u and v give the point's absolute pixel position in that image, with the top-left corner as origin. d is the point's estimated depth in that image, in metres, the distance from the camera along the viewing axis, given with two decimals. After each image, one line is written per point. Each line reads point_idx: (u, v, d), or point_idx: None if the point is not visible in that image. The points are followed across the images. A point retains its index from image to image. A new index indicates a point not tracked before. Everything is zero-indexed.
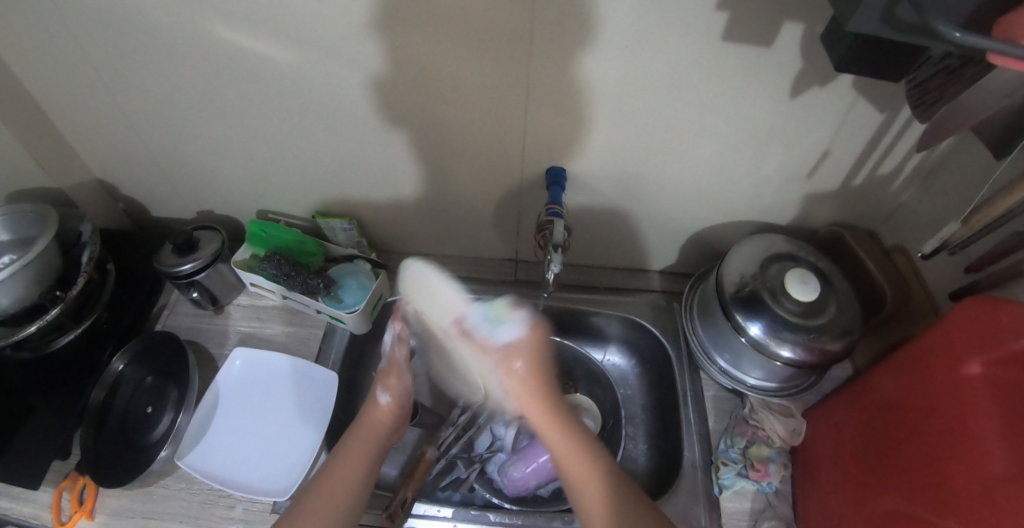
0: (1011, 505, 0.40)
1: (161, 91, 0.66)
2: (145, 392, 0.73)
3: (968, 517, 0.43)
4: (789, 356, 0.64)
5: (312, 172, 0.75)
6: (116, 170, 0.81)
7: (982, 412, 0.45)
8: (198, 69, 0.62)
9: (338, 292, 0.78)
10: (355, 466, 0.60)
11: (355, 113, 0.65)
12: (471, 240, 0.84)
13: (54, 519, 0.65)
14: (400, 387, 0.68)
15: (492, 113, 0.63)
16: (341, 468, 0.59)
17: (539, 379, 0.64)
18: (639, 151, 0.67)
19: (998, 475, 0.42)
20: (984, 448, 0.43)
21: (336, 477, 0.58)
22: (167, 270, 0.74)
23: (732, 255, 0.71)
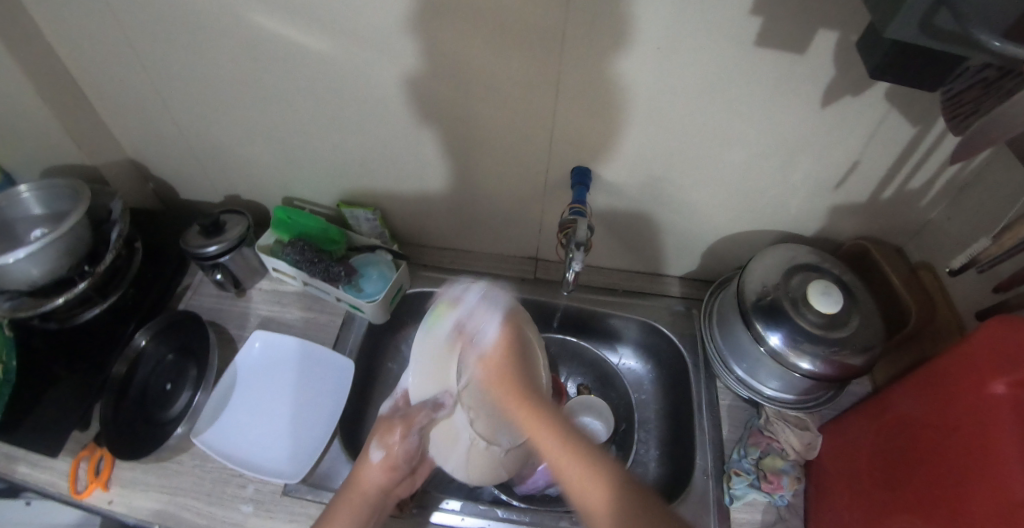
0: None
1: (196, 75, 0.67)
2: (167, 368, 0.75)
3: None
4: (808, 369, 0.63)
5: (339, 161, 0.76)
6: (148, 151, 0.83)
7: (1007, 435, 0.43)
8: (232, 53, 0.63)
9: (359, 281, 0.79)
10: (356, 508, 0.58)
11: (385, 105, 0.66)
12: (492, 236, 0.85)
13: (70, 488, 0.66)
14: (401, 445, 0.60)
15: (519, 110, 0.63)
16: (345, 500, 0.58)
17: (509, 361, 0.58)
18: (666, 154, 0.66)
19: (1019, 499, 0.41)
20: (1007, 468, 0.42)
21: (341, 505, 0.58)
22: (193, 251, 0.75)
23: (754, 264, 0.71)
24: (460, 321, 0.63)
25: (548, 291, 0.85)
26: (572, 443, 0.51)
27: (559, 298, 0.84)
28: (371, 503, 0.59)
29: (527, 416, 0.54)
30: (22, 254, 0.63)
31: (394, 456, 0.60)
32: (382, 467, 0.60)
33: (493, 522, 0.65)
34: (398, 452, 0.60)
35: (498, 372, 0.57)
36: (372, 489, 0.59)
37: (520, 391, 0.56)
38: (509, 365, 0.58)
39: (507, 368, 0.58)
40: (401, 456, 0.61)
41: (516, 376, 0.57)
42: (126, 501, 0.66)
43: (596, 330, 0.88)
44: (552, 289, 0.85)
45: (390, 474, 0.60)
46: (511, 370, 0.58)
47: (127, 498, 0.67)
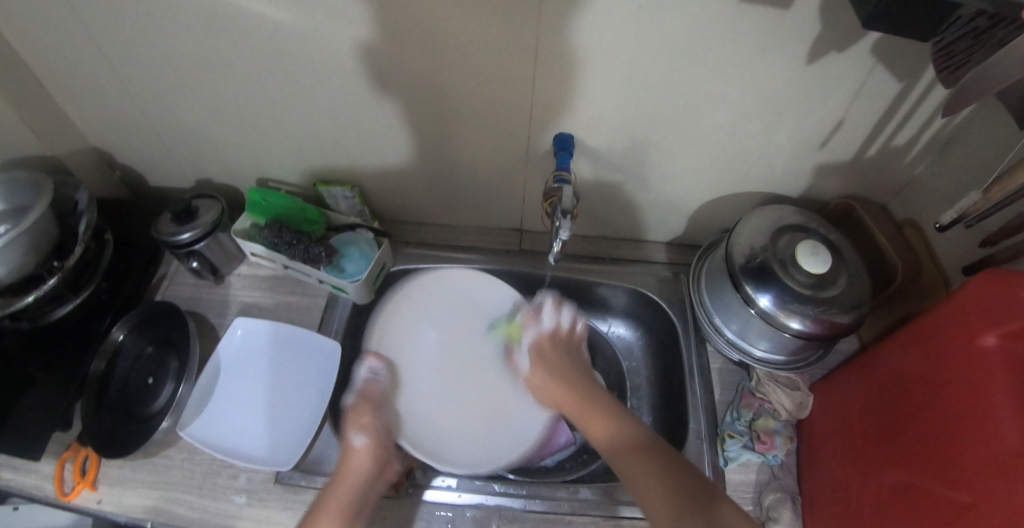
0: None
1: (154, 55, 0.63)
2: (146, 361, 0.71)
3: (980, 492, 0.42)
4: (798, 328, 0.63)
5: (311, 139, 0.73)
6: (111, 138, 0.79)
7: (995, 388, 0.44)
8: (191, 30, 0.59)
9: (340, 262, 0.74)
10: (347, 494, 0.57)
11: (358, 79, 0.63)
12: (475, 210, 0.82)
13: (56, 490, 0.64)
14: (372, 423, 0.65)
15: (499, 80, 0.61)
16: (335, 489, 0.57)
17: (561, 377, 0.68)
18: (649, 118, 0.65)
19: (1009, 450, 0.41)
20: (997, 424, 0.43)
21: (324, 504, 0.56)
22: (165, 239, 0.71)
23: (743, 226, 0.70)
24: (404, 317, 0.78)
25: (535, 263, 0.83)
26: (606, 412, 0.62)
27: (547, 270, 0.82)
28: (360, 492, 0.58)
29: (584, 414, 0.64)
30: None
31: (375, 443, 0.63)
32: (364, 451, 0.61)
33: (490, 497, 0.64)
34: (371, 447, 0.62)
35: (547, 365, 0.70)
36: (359, 477, 0.59)
37: (576, 387, 0.67)
38: (547, 374, 0.70)
39: (549, 365, 0.70)
40: (373, 452, 0.62)
41: (563, 381, 0.68)
42: (115, 500, 0.64)
43: (585, 299, 0.86)
44: (540, 261, 0.83)
45: (368, 467, 0.60)
46: (561, 378, 0.68)
47: (116, 496, 0.64)
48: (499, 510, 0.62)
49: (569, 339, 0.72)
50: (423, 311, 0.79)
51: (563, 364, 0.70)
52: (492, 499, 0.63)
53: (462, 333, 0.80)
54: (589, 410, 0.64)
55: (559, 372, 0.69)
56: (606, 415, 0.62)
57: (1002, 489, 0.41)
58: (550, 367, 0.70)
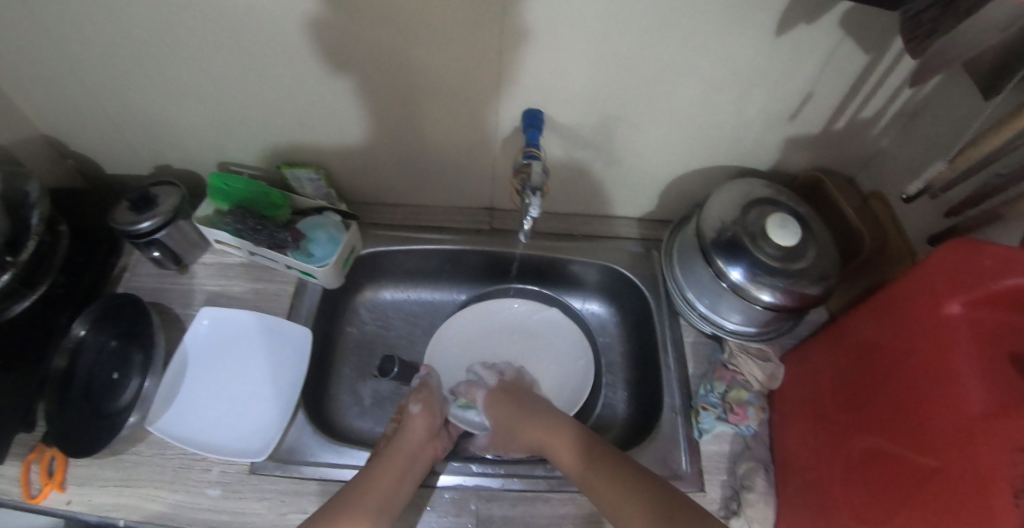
0: (995, 444, 0.40)
1: (102, 35, 0.60)
2: (109, 357, 0.67)
3: (948, 457, 0.43)
4: (769, 301, 0.64)
5: (275, 121, 0.70)
6: (59, 124, 0.74)
7: (961, 356, 0.45)
8: (141, 8, 0.56)
9: (308, 246, 0.71)
10: (400, 458, 0.60)
11: (319, 56, 0.60)
12: (446, 191, 0.80)
13: (24, 494, 0.62)
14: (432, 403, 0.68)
15: (467, 56, 0.59)
16: (393, 451, 0.61)
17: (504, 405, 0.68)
18: (621, 93, 0.64)
19: (975, 415, 0.42)
20: (964, 391, 0.44)
21: (375, 475, 0.58)
22: (123, 228, 0.66)
23: (714, 199, 0.70)
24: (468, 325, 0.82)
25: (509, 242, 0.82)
26: (553, 430, 0.63)
27: (518, 249, 0.81)
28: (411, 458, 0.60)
29: (535, 438, 0.63)
30: None
31: (427, 413, 0.66)
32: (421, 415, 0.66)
33: (468, 478, 0.63)
34: (436, 420, 0.66)
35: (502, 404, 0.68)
36: (415, 442, 0.62)
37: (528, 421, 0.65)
38: (506, 410, 0.68)
39: (505, 411, 0.67)
40: (433, 425, 0.66)
41: (511, 414, 0.67)
42: (85, 500, 0.62)
43: (560, 277, 0.86)
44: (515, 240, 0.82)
45: (424, 436, 0.64)
46: (505, 407, 0.68)
47: (86, 496, 0.62)
48: (477, 491, 0.62)
49: (502, 397, 0.70)
50: (471, 326, 0.82)
51: (518, 400, 0.68)
52: (471, 480, 0.62)
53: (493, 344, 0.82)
54: (558, 437, 0.62)
55: (525, 408, 0.67)
56: (573, 437, 0.62)
57: (971, 454, 0.42)
58: (499, 404, 0.69)
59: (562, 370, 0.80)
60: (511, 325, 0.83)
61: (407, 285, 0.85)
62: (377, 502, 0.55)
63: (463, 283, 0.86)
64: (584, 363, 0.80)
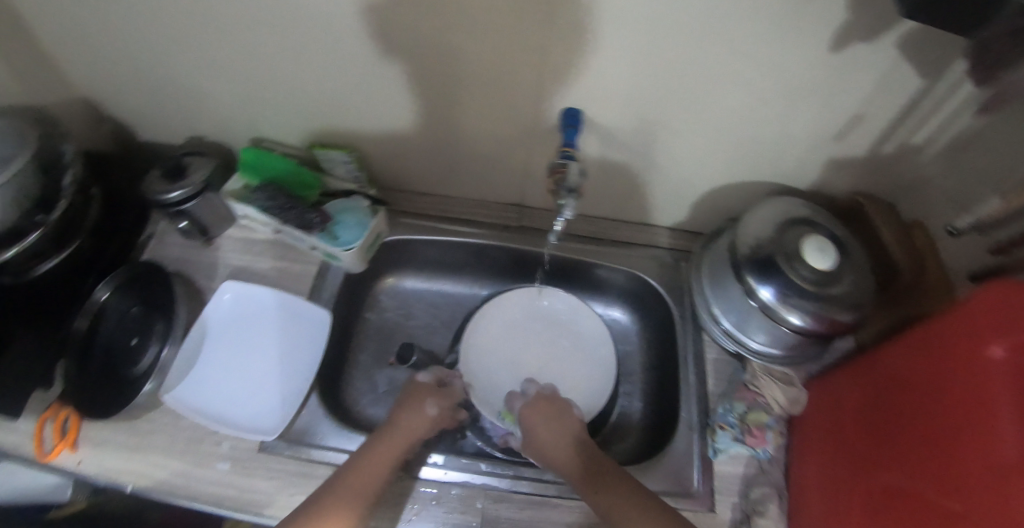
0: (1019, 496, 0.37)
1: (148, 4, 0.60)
2: (132, 322, 0.69)
3: (973, 505, 0.41)
4: (797, 323, 0.62)
5: (312, 100, 0.70)
6: (100, 89, 0.75)
7: (995, 400, 0.42)
8: None
9: (334, 228, 0.69)
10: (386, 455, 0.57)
11: (357, 38, 0.59)
12: (477, 184, 0.79)
13: (36, 450, 0.62)
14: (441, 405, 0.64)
15: (509, 48, 0.58)
16: (379, 448, 0.58)
17: (548, 423, 0.63)
18: (662, 98, 0.62)
19: (1003, 463, 0.39)
20: (995, 438, 0.41)
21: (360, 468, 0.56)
22: (155, 197, 0.67)
23: (750, 217, 0.68)
24: (495, 325, 0.75)
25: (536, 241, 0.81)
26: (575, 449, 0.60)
27: (546, 248, 0.79)
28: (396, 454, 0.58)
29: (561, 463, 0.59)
30: None
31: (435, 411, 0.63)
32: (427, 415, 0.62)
33: (475, 476, 0.62)
34: (436, 419, 0.63)
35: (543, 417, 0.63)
36: (405, 440, 0.60)
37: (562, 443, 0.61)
38: (541, 425, 0.63)
39: (539, 429, 0.63)
40: (431, 426, 0.62)
41: (550, 431, 0.62)
42: (96, 462, 0.62)
43: (584, 280, 0.84)
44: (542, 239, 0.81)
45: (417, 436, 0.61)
46: (548, 425, 0.63)
47: (97, 459, 0.62)
48: (484, 490, 0.61)
49: (548, 412, 0.64)
50: (499, 325, 0.75)
51: (560, 420, 0.63)
52: (478, 478, 0.61)
53: (521, 343, 0.75)
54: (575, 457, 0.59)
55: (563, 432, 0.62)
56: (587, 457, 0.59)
57: (994, 504, 0.39)
58: (542, 422, 0.63)
59: (583, 364, 0.73)
60: (535, 320, 0.76)
61: (429, 276, 0.84)
62: (356, 505, 0.53)
63: (485, 279, 0.85)
64: (606, 350, 0.73)
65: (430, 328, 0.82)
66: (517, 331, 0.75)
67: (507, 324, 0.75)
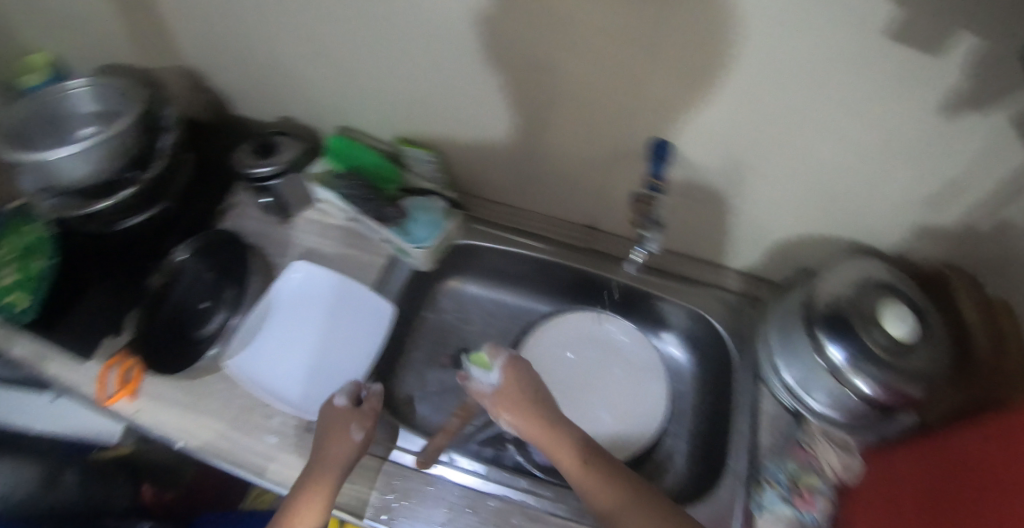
0: None
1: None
2: (203, 287, 0.71)
3: None
4: (864, 391, 0.60)
5: (404, 97, 0.72)
6: (207, 65, 0.79)
7: None
8: None
9: (407, 225, 0.70)
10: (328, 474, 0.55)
11: (465, 40, 0.61)
12: (551, 200, 0.79)
13: (99, 393, 0.65)
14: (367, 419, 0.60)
15: (613, 69, 0.58)
16: (317, 470, 0.55)
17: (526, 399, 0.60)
18: (756, 142, 0.61)
19: None
20: None
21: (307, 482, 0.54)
22: (244, 170, 0.69)
23: (829, 274, 0.66)
24: (556, 341, 0.76)
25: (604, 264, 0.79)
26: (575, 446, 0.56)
27: (620, 276, 0.77)
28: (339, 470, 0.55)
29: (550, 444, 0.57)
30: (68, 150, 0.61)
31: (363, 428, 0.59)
32: (355, 438, 0.58)
33: (514, 492, 0.61)
34: (363, 443, 0.58)
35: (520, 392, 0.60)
36: (335, 469, 0.55)
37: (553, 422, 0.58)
38: (519, 395, 0.60)
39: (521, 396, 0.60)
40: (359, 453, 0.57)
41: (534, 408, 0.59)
42: (151, 415, 0.64)
43: (644, 312, 0.82)
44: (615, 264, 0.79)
45: (347, 465, 0.56)
46: (528, 400, 0.60)
47: (153, 412, 0.64)
48: (522, 507, 0.60)
49: (521, 384, 0.61)
50: (559, 341, 0.76)
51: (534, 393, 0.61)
52: (516, 494, 0.61)
53: (577, 363, 0.74)
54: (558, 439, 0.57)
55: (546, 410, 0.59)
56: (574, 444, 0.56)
57: None
58: (520, 394, 0.60)
59: (636, 396, 0.72)
60: (595, 343, 0.76)
61: (489, 284, 0.84)
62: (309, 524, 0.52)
63: (546, 295, 0.84)
64: (658, 388, 0.72)
65: (484, 336, 0.82)
66: (574, 351, 0.75)
67: (567, 342, 0.76)
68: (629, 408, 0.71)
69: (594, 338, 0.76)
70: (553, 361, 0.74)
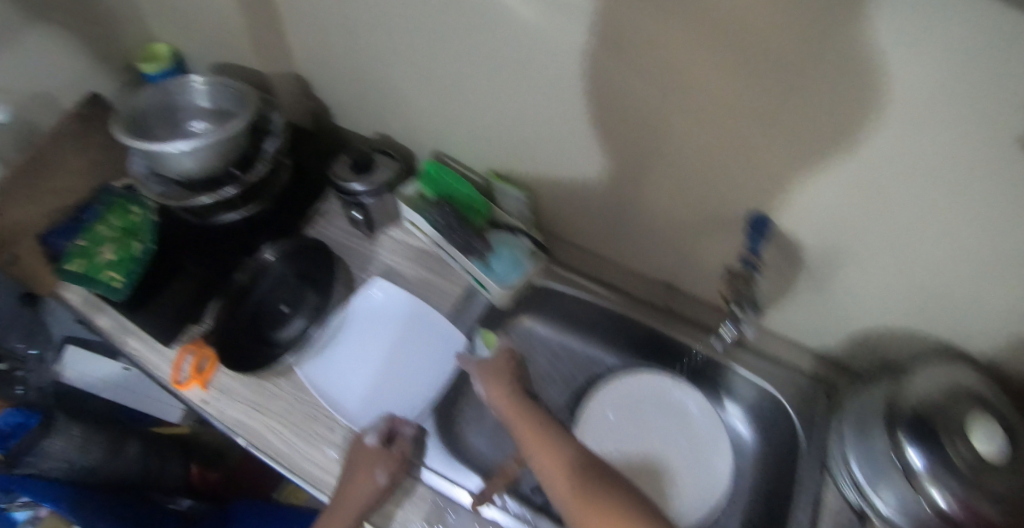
0: None
1: (386, 20, 0.66)
2: (288, 289, 0.72)
3: None
4: (942, 505, 0.52)
5: (501, 135, 0.71)
6: (321, 78, 0.83)
7: None
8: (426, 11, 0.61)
9: (489, 258, 0.71)
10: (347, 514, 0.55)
11: (560, 90, 0.59)
12: (638, 255, 0.75)
13: (173, 378, 0.68)
14: (391, 458, 0.59)
15: (720, 143, 0.53)
16: (338, 509, 0.56)
17: (507, 384, 0.65)
18: (856, 247, 0.55)
19: None
20: None
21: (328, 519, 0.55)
22: (340, 183, 0.73)
23: (918, 373, 0.59)
24: (623, 397, 0.76)
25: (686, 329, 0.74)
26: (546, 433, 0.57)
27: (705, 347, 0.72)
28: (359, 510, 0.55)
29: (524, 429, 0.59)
30: (181, 146, 0.62)
31: (387, 469, 0.58)
32: (378, 480, 0.57)
33: None
34: (386, 486, 0.57)
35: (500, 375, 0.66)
36: (354, 511, 0.55)
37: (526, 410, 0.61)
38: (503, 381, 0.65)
39: (500, 376, 0.66)
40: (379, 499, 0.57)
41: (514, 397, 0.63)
42: (218, 407, 0.66)
43: (714, 383, 0.76)
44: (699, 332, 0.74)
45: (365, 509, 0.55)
46: (509, 388, 0.64)
47: (220, 404, 0.67)
48: None
49: (506, 369, 0.67)
50: (625, 398, 0.76)
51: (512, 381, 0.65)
52: None
53: (641, 423, 0.74)
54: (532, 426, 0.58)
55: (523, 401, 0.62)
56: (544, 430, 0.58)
57: None
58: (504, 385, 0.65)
59: (696, 468, 0.71)
60: (661, 406, 0.75)
61: (556, 326, 0.82)
62: None
63: (615, 347, 0.81)
64: (719, 463, 0.71)
65: (550, 379, 0.81)
66: (639, 410, 0.75)
67: (632, 400, 0.76)
68: (689, 479, 0.70)
69: (660, 400, 0.75)
70: (617, 418, 0.75)
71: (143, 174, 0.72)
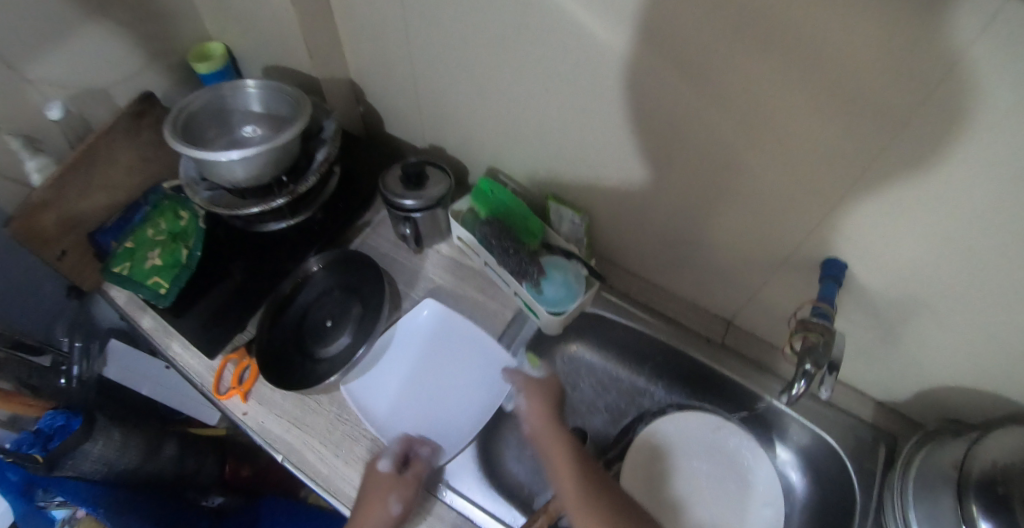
0: None
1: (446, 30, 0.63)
2: (332, 302, 0.73)
3: None
4: None
5: (558, 155, 0.69)
6: (375, 83, 0.82)
7: None
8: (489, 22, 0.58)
9: (541, 282, 0.69)
10: None
11: (626, 118, 0.56)
12: (696, 286, 0.72)
13: (214, 388, 0.67)
14: (407, 484, 0.58)
15: (801, 187, 0.49)
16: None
17: (548, 406, 0.65)
18: (940, 304, 0.51)
19: None
20: None
21: None
22: (392, 198, 0.71)
23: (993, 433, 0.52)
24: (671, 436, 0.72)
25: (742, 367, 0.71)
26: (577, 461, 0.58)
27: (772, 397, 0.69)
28: None
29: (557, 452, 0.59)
30: (236, 155, 0.61)
31: (402, 496, 0.56)
32: (392, 507, 0.55)
33: None
34: (399, 515, 0.55)
35: (546, 395, 0.66)
36: None
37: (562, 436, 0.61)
38: (546, 403, 0.65)
39: (545, 396, 0.66)
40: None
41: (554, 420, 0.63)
42: (258, 419, 0.66)
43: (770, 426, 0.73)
44: (755, 372, 0.71)
45: None
46: (551, 410, 0.65)
47: (260, 417, 0.66)
48: None
49: (550, 394, 0.67)
50: (673, 437, 0.72)
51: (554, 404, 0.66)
52: None
53: (687, 464, 0.71)
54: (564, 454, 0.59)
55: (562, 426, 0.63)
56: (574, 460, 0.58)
57: None
58: (546, 407, 0.65)
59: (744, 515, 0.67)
60: (708, 448, 0.71)
61: (609, 354, 0.82)
62: None
63: (664, 380, 0.79)
64: (769, 513, 0.67)
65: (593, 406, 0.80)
66: (685, 451, 0.71)
67: (680, 439, 0.72)
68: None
69: (710, 441, 0.71)
70: (664, 456, 0.71)
71: (193, 178, 0.71)
